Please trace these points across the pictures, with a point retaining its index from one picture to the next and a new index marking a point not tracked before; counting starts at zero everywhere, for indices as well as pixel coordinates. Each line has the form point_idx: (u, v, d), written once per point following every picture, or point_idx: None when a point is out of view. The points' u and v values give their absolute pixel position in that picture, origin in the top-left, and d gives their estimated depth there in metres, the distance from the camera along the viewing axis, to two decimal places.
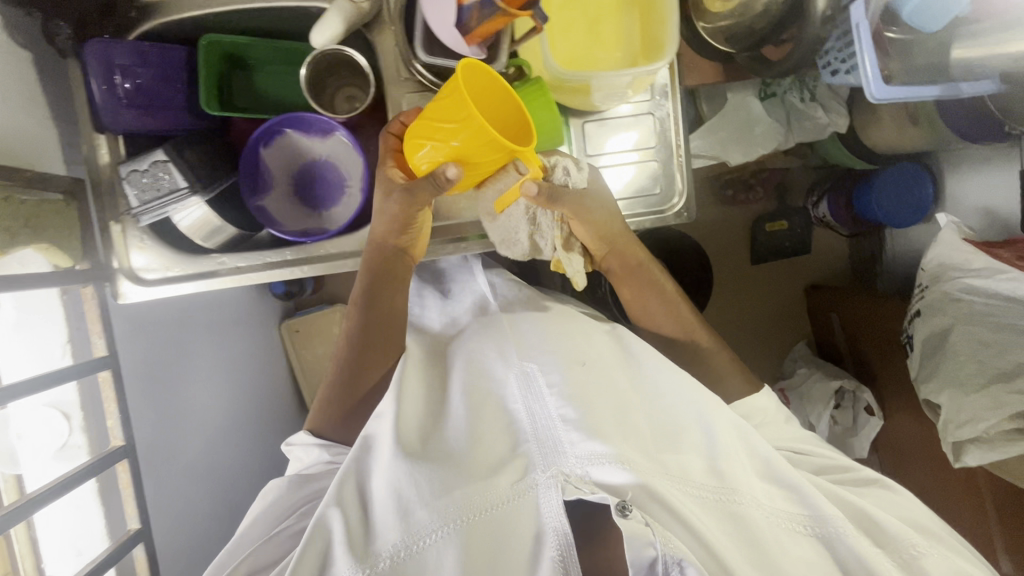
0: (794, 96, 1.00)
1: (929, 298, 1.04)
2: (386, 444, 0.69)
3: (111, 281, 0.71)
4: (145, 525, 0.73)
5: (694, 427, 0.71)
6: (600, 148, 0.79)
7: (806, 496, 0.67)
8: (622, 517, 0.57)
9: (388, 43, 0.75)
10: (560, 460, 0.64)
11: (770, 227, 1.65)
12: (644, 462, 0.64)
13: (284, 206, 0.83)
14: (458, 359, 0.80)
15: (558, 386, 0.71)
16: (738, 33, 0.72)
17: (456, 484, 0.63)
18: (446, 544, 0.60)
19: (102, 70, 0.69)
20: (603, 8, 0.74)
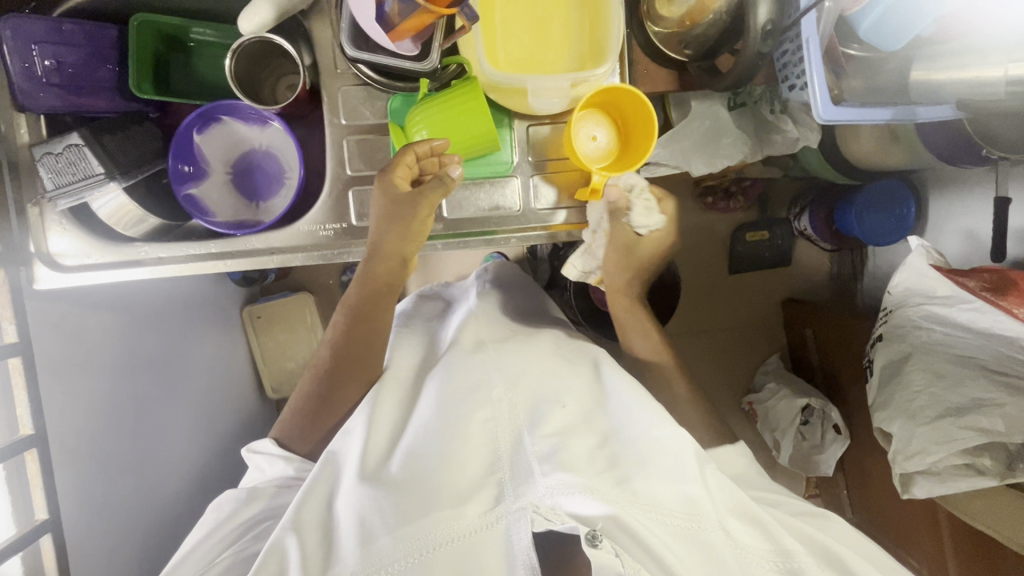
0: (762, 108, 0.96)
1: (892, 323, 1.01)
2: (352, 468, 0.68)
3: (27, 265, 0.70)
4: (54, 516, 0.71)
5: (667, 452, 0.67)
6: (545, 152, 0.76)
7: (776, 535, 0.65)
8: (592, 547, 0.59)
9: (326, 36, 0.72)
10: (531, 491, 0.62)
11: (750, 236, 1.62)
12: (613, 492, 0.62)
13: (224, 196, 0.81)
14: (432, 377, 0.78)
15: (531, 418, 0.70)
16: (691, 40, 0.70)
17: (422, 511, 0.61)
18: (409, 573, 0.59)
19: (19, 47, 0.66)
20: (551, 7, 0.69)
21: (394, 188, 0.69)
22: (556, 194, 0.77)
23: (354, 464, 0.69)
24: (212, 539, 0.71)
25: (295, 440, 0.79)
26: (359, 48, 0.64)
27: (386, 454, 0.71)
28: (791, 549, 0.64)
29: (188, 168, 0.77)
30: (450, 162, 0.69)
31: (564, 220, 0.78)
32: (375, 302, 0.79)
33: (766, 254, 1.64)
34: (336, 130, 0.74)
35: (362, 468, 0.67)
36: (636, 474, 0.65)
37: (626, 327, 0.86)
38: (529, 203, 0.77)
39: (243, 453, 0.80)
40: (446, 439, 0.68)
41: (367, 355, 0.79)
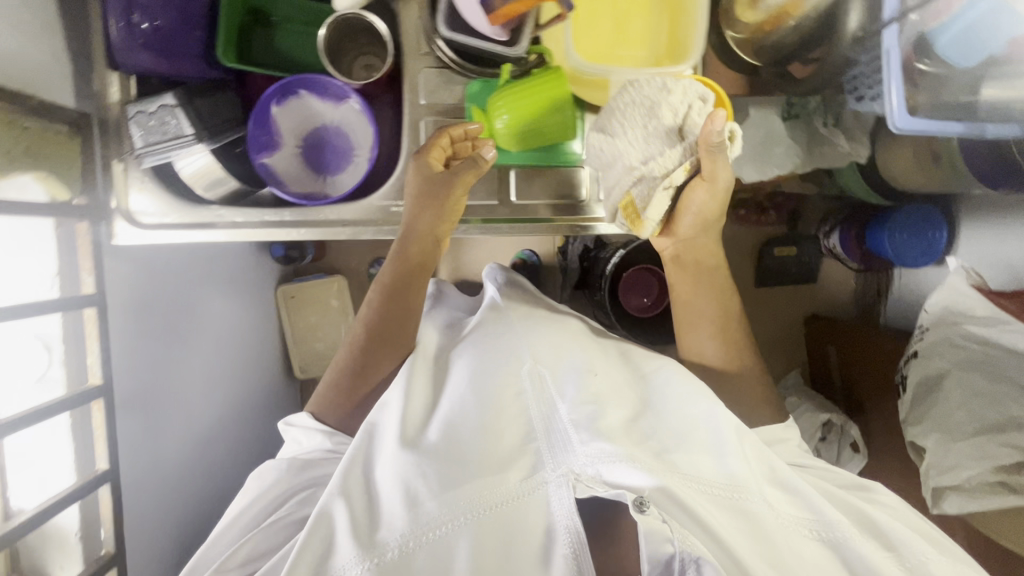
0: (816, 121, 0.98)
1: (929, 341, 1.00)
2: (392, 433, 0.70)
3: (107, 220, 0.71)
4: (112, 467, 0.72)
5: (702, 425, 0.69)
6: None
7: (813, 501, 0.65)
8: (640, 513, 0.56)
9: (412, 19, 0.75)
10: (572, 460, 0.64)
11: (779, 251, 1.63)
12: (653, 461, 0.63)
13: (293, 168, 0.82)
14: (462, 354, 0.80)
15: (570, 394, 0.71)
16: (767, 46, 0.72)
17: (466, 477, 0.63)
18: (458, 537, 0.60)
19: (122, 9, 0.69)
20: (632, 7, 0.72)
21: (428, 167, 0.72)
22: None
23: (393, 429, 0.70)
24: (255, 511, 0.72)
25: (331, 414, 0.79)
26: (453, 30, 0.66)
27: (424, 422, 0.72)
28: (827, 514, 0.64)
29: (266, 137, 0.79)
30: (484, 145, 0.73)
31: None
32: (408, 280, 0.79)
33: (792, 269, 1.66)
34: (415, 111, 0.76)
35: (402, 435, 0.69)
36: (672, 447, 0.66)
37: (690, 339, 0.83)
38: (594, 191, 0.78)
39: (280, 424, 0.81)
40: (482, 413, 0.70)
41: (402, 331, 0.79)
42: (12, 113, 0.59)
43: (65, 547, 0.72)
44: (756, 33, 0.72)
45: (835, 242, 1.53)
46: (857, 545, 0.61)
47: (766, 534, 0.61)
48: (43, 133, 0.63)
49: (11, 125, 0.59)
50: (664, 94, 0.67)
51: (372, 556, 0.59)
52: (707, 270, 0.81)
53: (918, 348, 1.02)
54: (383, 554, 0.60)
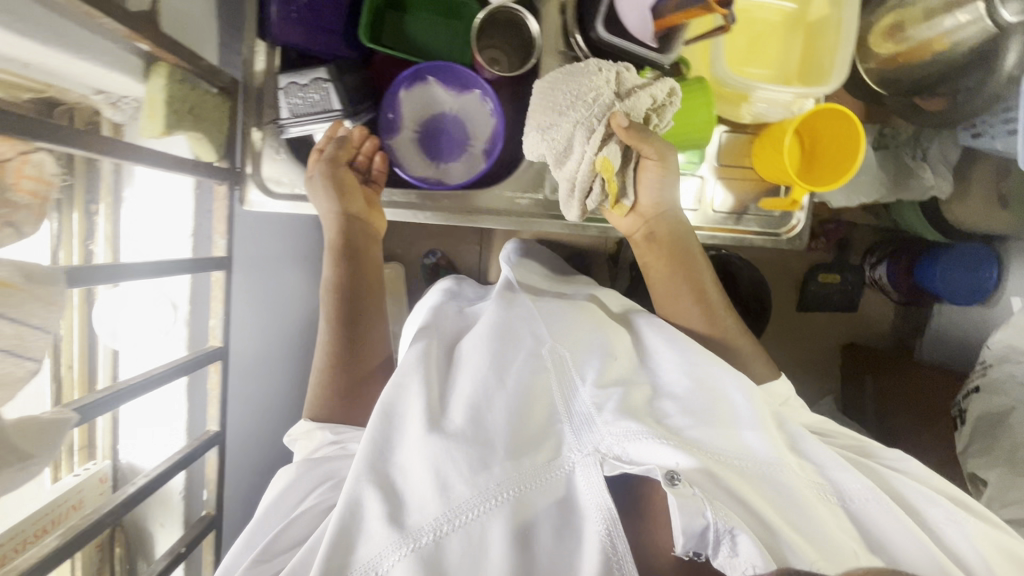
0: (905, 153, 1.00)
1: (990, 376, 1.02)
2: (416, 416, 0.61)
3: (241, 185, 0.72)
4: (221, 430, 0.72)
5: (725, 397, 0.63)
6: (730, 157, 0.80)
7: (829, 466, 0.60)
8: (671, 486, 0.52)
9: (552, 16, 0.75)
10: (597, 440, 0.58)
11: (825, 278, 1.53)
12: (677, 437, 0.58)
13: (410, 153, 0.82)
14: (468, 338, 0.72)
15: (592, 375, 0.64)
16: (900, 76, 0.74)
17: (494, 459, 0.57)
18: (492, 518, 0.55)
19: None
20: (767, 27, 0.74)
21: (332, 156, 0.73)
22: (733, 199, 0.81)
23: (416, 410, 0.62)
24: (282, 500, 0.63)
25: (329, 410, 0.70)
26: (609, 32, 0.66)
27: (445, 394, 0.65)
28: (844, 481, 0.59)
29: (392, 116, 0.80)
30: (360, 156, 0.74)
31: (735, 224, 0.81)
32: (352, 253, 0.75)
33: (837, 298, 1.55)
34: None
35: (427, 415, 0.61)
36: (693, 419, 0.61)
37: (675, 314, 0.78)
38: (705, 202, 0.80)
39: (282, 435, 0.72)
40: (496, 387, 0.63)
41: (366, 338, 0.74)
42: (184, 71, 0.59)
43: (169, 503, 0.74)
44: (885, 64, 0.75)
45: (880, 273, 1.44)
46: (881, 506, 0.57)
47: (793, 508, 0.56)
48: (206, 94, 0.64)
49: (182, 82, 0.59)
50: (581, 80, 0.65)
51: (409, 540, 0.53)
52: (681, 239, 0.76)
53: (979, 382, 1.04)
54: (418, 538, 0.53)
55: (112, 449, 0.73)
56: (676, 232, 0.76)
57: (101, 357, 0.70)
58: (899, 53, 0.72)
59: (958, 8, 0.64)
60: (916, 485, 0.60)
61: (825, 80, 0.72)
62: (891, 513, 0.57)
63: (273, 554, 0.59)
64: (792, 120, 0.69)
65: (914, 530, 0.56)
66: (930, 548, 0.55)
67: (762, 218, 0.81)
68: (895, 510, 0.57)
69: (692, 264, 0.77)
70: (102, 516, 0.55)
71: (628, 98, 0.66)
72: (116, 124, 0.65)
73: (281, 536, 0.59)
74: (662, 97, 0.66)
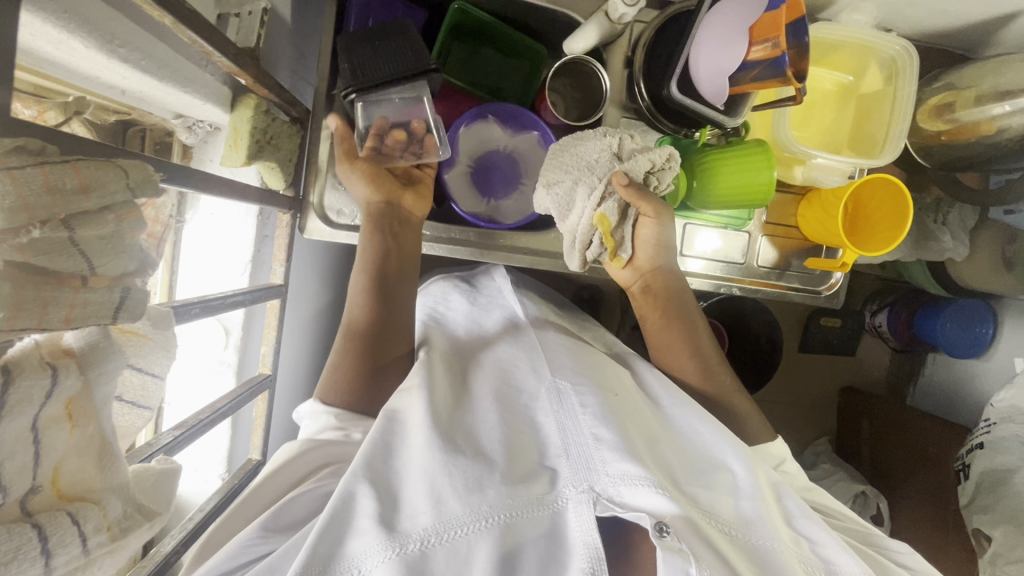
0: (928, 216, 1.04)
1: (994, 435, 1.05)
2: (420, 429, 0.57)
3: (302, 214, 0.71)
4: (262, 459, 0.71)
5: (725, 461, 0.61)
6: (779, 216, 0.82)
7: (826, 545, 0.58)
8: (659, 539, 0.50)
9: (617, 68, 0.78)
10: (593, 478, 0.54)
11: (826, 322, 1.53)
12: (675, 491, 0.55)
13: (461, 188, 0.80)
14: (485, 364, 0.69)
15: (593, 404, 0.60)
16: (943, 154, 0.77)
17: (490, 481, 0.53)
18: (479, 538, 0.50)
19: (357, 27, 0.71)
20: (820, 97, 0.77)
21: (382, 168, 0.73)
22: (776, 254, 0.83)
23: (417, 425, 0.58)
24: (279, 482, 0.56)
25: (343, 392, 0.65)
26: (682, 94, 0.67)
27: (450, 415, 0.61)
28: (837, 564, 0.58)
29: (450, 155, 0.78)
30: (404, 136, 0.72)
31: (777, 279, 0.84)
32: (386, 259, 0.70)
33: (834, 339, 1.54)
34: None
35: (434, 433, 0.56)
36: (687, 480, 0.59)
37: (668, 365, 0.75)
38: (750, 256, 0.83)
39: (293, 414, 0.69)
40: (492, 419, 0.60)
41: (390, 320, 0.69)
42: (269, 103, 0.60)
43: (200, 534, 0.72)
44: (928, 141, 0.78)
45: (881, 321, 1.45)
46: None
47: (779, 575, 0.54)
48: (284, 124, 0.64)
49: (266, 114, 0.59)
50: (587, 143, 0.68)
51: (395, 546, 0.48)
52: (675, 284, 0.75)
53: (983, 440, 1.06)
54: (405, 545, 0.49)
55: None
56: (669, 276, 0.75)
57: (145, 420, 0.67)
58: (947, 132, 0.75)
59: (1008, 97, 0.68)
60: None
61: (875, 152, 0.75)
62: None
63: (272, 530, 0.52)
64: (847, 186, 0.71)
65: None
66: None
67: (801, 274, 0.84)
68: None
69: (687, 313, 0.75)
70: (169, 553, 0.52)
71: (628, 160, 0.68)
72: (186, 147, 0.65)
73: (278, 517, 0.52)
74: (661, 163, 0.68)
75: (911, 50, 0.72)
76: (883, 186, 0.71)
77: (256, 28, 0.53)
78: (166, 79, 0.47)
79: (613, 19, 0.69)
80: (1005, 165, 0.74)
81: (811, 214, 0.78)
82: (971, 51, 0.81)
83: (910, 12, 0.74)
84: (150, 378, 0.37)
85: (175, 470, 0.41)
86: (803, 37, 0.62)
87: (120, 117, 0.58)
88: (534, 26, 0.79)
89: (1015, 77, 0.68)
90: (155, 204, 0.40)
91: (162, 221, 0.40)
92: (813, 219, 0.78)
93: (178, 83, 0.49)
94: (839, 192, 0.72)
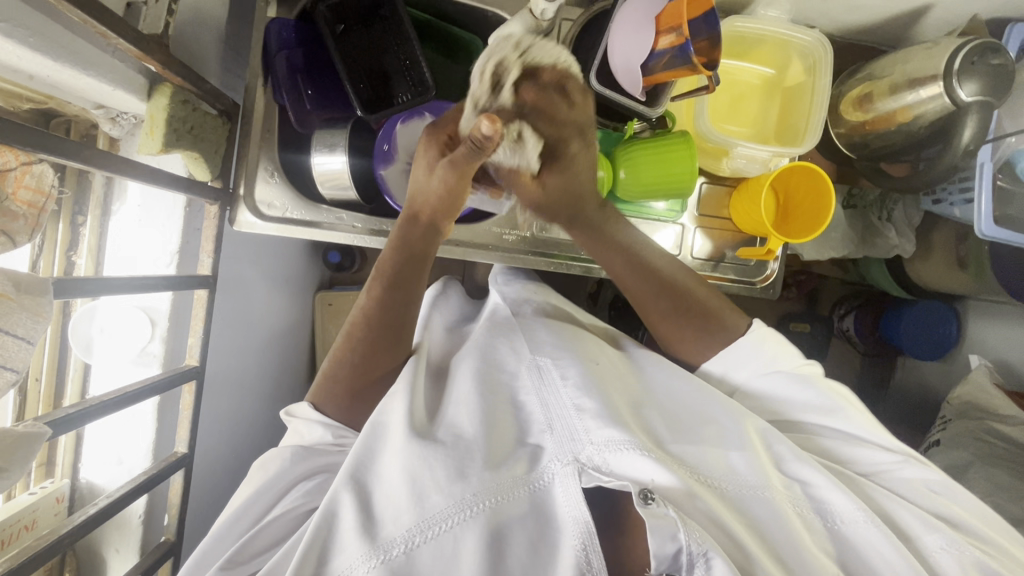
0: (872, 212, 0.96)
1: (951, 430, 0.97)
2: (398, 423, 0.57)
3: (233, 206, 0.72)
4: (187, 452, 0.69)
5: (713, 416, 0.61)
6: (713, 209, 0.83)
7: (818, 484, 0.59)
8: (644, 506, 0.49)
9: None
10: (578, 448, 0.54)
11: (795, 327, 1.33)
12: (663, 455, 0.55)
13: (403, 179, 0.76)
14: (467, 355, 0.66)
15: (574, 375, 0.60)
16: (868, 142, 0.78)
17: (472, 468, 0.53)
18: (466, 529, 0.50)
19: (283, 45, 0.72)
20: (749, 89, 0.78)
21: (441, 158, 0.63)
22: (711, 246, 0.84)
23: (397, 417, 0.58)
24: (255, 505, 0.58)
25: (336, 408, 0.63)
26: (602, 85, 0.69)
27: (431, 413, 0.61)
28: (830, 502, 0.58)
29: (387, 148, 0.74)
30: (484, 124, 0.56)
31: (712, 271, 0.84)
32: (408, 281, 0.66)
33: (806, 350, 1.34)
34: None
35: (412, 424, 0.57)
36: (675, 438, 0.59)
37: (633, 291, 0.72)
38: (685, 248, 0.84)
39: (282, 412, 0.65)
40: (471, 398, 0.60)
41: (403, 319, 0.66)
42: (182, 90, 0.61)
43: (126, 528, 0.71)
44: (853, 130, 0.80)
45: (850, 326, 1.29)
46: (874, 530, 0.56)
47: (770, 533, 0.55)
48: (207, 115, 0.65)
49: (179, 100, 0.61)
50: None
51: (379, 553, 0.49)
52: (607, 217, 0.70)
53: (940, 437, 0.99)
54: (389, 550, 0.49)
55: (74, 465, 0.71)
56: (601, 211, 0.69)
57: (69, 393, 0.69)
58: (868, 121, 0.77)
59: (918, 85, 0.69)
60: (908, 508, 0.59)
61: (800, 141, 0.76)
62: (881, 535, 0.56)
63: (244, 558, 0.56)
64: (768, 175, 0.73)
65: (897, 548, 0.55)
66: (915, 566, 0.54)
67: (737, 266, 0.85)
68: (887, 534, 0.55)
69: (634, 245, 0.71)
70: (63, 534, 0.54)
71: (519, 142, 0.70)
72: (113, 138, 0.66)
73: (246, 547, 0.56)
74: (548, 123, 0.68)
75: (824, 40, 0.74)
76: (806, 175, 0.73)
77: (162, 16, 0.55)
78: (62, 59, 0.50)
79: (536, 16, 0.70)
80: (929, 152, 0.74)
81: (743, 202, 0.78)
82: (896, 47, 0.84)
83: (827, 9, 0.77)
84: (10, 338, 0.41)
85: (43, 436, 0.44)
86: (715, 28, 0.63)
87: (35, 105, 0.59)
88: (468, 27, 0.82)
89: (921, 64, 0.70)
90: (35, 175, 0.48)
91: (43, 191, 0.48)
92: (744, 209, 0.78)
93: (78, 63, 0.52)
94: (762, 180, 0.74)
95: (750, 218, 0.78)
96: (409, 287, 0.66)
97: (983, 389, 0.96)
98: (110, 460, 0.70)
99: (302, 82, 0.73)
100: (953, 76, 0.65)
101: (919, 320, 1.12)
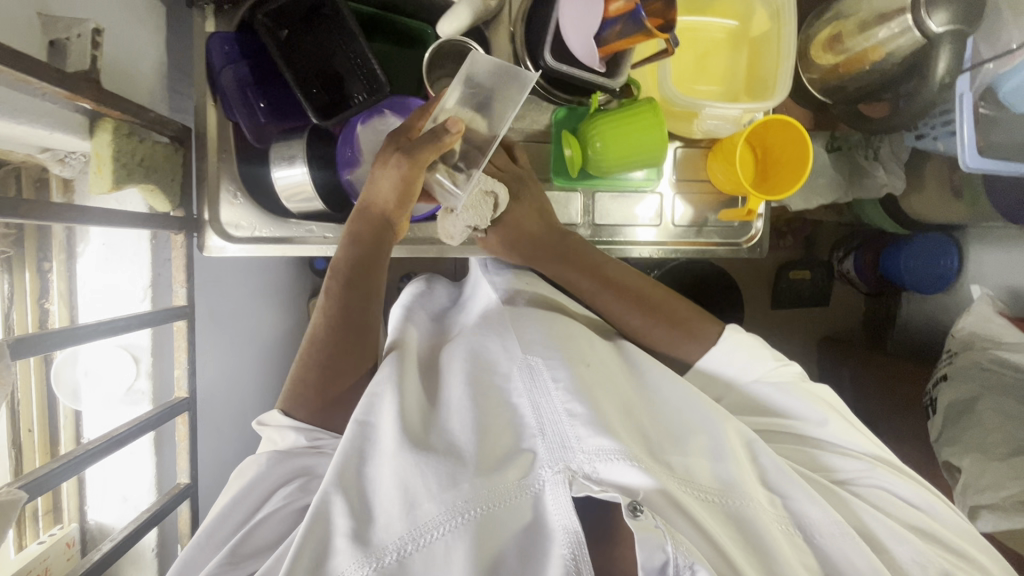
0: (857, 153, 0.92)
1: (956, 364, 0.95)
2: (391, 433, 0.56)
3: (199, 232, 0.71)
4: (190, 482, 0.70)
5: (699, 424, 0.60)
6: (692, 172, 0.81)
7: (797, 497, 0.59)
8: (633, 519, 0.49)
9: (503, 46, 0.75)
10: (569, 456, 0.53)
11: (794, 275, 1.31)
12: (654, 462, 0.55)
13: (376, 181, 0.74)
14: (455, 360, 0.65)
15: (565, 379, 0.59)
16: (836, 85, 0.76)
17: (464, 475, 0.52)
18: (454, 539, 0.49)
19: (224, 62, 0.69)
20: (713, 44, 0.76)
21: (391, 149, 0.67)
22: (693, 212, 0.82)
23: (391, 429, 0.56)
24: (237, 512, 0.57)
25: (304, 409, 0.63)
26: (557, 60, 0.66)
27: (425, 421, 0.59)
28: (809, 515, 0.58)
29: (350, 154, 0.72)
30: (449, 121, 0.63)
31: (697, 236, 0.83)
32: (352, 288, 0.65)
33: (807, 295, 1.33)
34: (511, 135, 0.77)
35: (406, 432, 0.55)
36: (665, 449, 0.58)
37: (602, 304, 0.75)
38: (665, 218, 0.82)
39: (253, 423, 0.65)
40: (463, 404, 0.59)
41: (356, 321, 0.65)
42: (125, 124, 0.59)
43: (142, 562, 0.73)
44: (829, 74, 0.76)
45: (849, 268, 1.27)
46: (848, 541, 0.56)
47: (754, 535, 0.55)
48: (156, 146, 0.64)
49: (123, 136, 0.59)
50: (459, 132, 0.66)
51: (371, 559, 0.48)
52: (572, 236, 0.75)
53: (946, 371, 0.96)
54: (381, 558, 0.48)
55: (80, 507, 0.71)
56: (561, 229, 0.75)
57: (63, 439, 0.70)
58: (839, 63, 0.74)
59: (886, 20, 0.66)
60: (885, 520, 0.59)
61: (769, 92, 0.73)
62: (857, 549, 0.56)
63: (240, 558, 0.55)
64: (741, 132, 0.71)
65: (870, 558, 0.55)
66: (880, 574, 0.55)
67: (722, 228, 0.83)
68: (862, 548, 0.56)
69: (602, 259, 0.75)
70: None
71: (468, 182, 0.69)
72: (65, 180, 0.65)
73: (240, 547, 0.55)
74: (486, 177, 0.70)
75: None
76: (784, 125, 0.69)
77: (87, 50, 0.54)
78: None
79: None
80: (907, 88, 0.71)
81: (721, 154, 0.75)
82: None
83: None
84: None
85: (20, 501, 0.46)
86: None
87: None
88: (418, 14, 0.78)
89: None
90: None
91: None
92: (720, 161, 0.76)
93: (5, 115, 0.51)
94: (736, 138, 0.72)
95: (723, 172, 0.76)
96: (369, 284, 0.66)
97: (986, 320, 0.94)
98: (115, 498, 0.71)
99: (253, 95, 0.71)
100: (923, 8, 0.62)
101: (920, 256, 1.10)
